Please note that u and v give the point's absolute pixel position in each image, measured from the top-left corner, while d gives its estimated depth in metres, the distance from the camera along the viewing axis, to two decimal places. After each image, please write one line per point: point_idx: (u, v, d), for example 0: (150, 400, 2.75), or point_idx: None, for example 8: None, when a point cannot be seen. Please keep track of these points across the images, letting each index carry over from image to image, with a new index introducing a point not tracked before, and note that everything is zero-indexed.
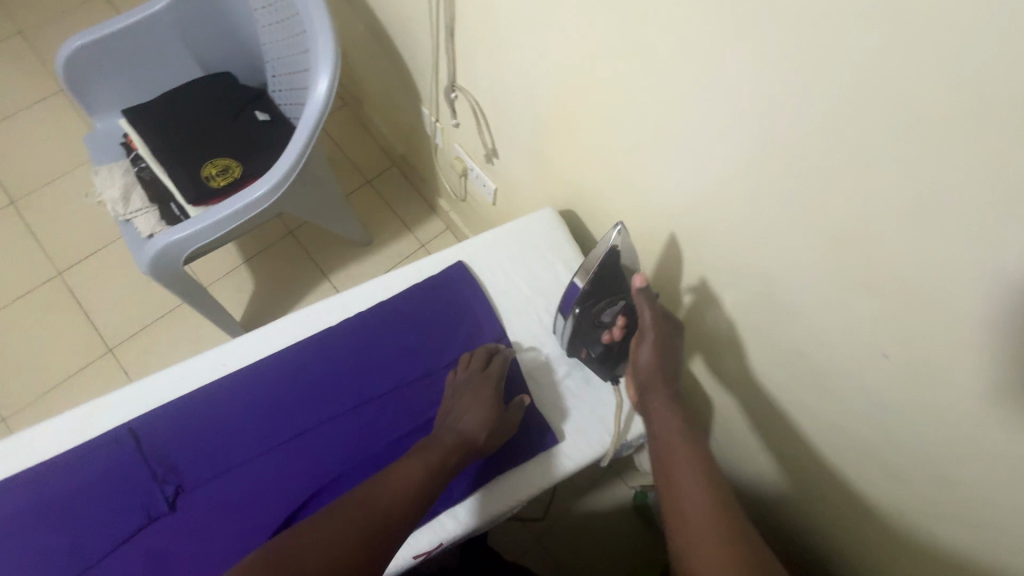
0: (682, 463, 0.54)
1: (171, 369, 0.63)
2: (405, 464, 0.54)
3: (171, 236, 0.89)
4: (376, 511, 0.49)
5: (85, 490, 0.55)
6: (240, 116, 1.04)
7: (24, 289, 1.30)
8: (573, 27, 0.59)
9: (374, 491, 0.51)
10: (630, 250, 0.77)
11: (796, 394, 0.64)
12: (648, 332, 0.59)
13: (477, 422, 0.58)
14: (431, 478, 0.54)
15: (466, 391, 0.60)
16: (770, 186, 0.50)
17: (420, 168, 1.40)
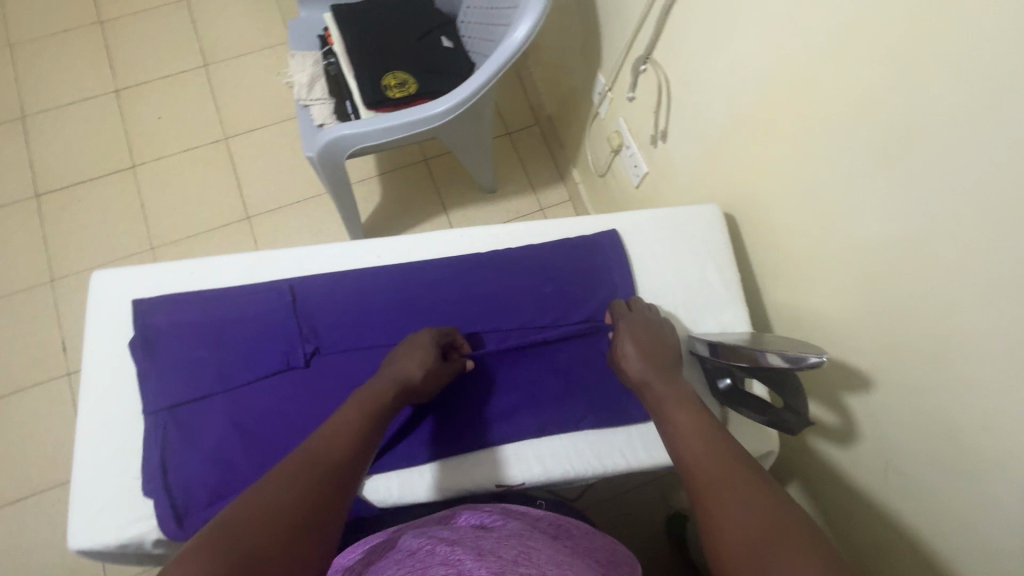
0: (681, 412, 0.55)
1: (333, 246, 0.69)
2: (333, 424, 0.50)
3: (344, 128, 0.96)
4: (313, 469, 0.45)
5: (242, 324, 0.62)
6: (428, 38, 1.09)
7: (194, 143, 1.46)
8: (822, 25, 0.55)
9: (304, 452, 0.46)
10: (779, 272, 0.73)
11: (922, 474, 0.59)
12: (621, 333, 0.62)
13: (419, 366, 0.57)
14: (368, 429, 0.51)
15: (406, 345, 0.59)
16: (1005, 246, 0.45)
17: (564, 134, 1.41)
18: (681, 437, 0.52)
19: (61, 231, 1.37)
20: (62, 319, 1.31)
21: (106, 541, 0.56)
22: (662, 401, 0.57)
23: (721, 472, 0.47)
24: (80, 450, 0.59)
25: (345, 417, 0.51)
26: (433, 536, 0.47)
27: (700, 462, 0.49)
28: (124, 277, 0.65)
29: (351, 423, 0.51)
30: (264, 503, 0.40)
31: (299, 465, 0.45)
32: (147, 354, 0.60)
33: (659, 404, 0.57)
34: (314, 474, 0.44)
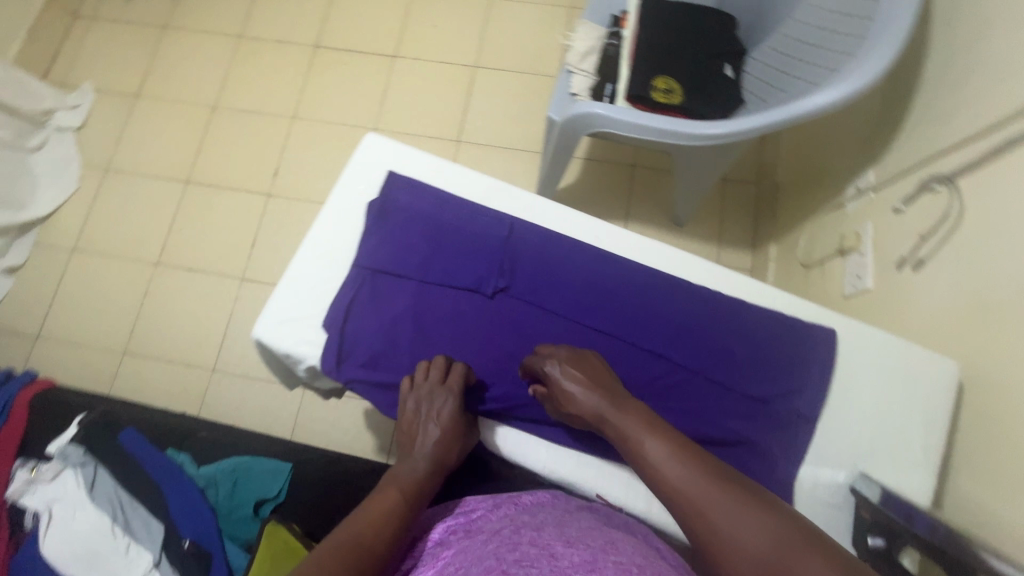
0: (639, 428, 0.54)
1: (564, 208, 0.72)
2: (368, 507, 0.53)
3: (601, 108, 0.98)
4: (347, 553, 0.47)
5: (461, 233, 0.67)
6: (715, 60, 1.07)
7: (449, 61, 1.61)
8: None
9: (339, 538, 0.49)
10: (991, 470, 0.63)
11: None
12: (557, 365, 0.58)
13: (443, 439, 0.59)
14: (400, 512, 0.53)
15: (432, 410, 0.59)
16: None
17: (783, 206, 1.32)
18: (651, 460, 0.52)
19: (320, 83, 1.61)
20: (288, 150, 1.55)
21: (281, 345, 0.65)
22: (627, 430, 0.54)
23: (706, 483, 0.48)
24: (295, 264, 0.68)
25: (378, 502, 0.53)
26: (517, 519, 0.52)
27: (678, 480, 0.49)
28: (389, 146, 0.73)
29: (383, 508, 0.53)
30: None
31: (331, 547, 0.48)
32: (379, 218, 0.68)
33: (624, 436, 0.54)
34: (346, 561, 0.47)
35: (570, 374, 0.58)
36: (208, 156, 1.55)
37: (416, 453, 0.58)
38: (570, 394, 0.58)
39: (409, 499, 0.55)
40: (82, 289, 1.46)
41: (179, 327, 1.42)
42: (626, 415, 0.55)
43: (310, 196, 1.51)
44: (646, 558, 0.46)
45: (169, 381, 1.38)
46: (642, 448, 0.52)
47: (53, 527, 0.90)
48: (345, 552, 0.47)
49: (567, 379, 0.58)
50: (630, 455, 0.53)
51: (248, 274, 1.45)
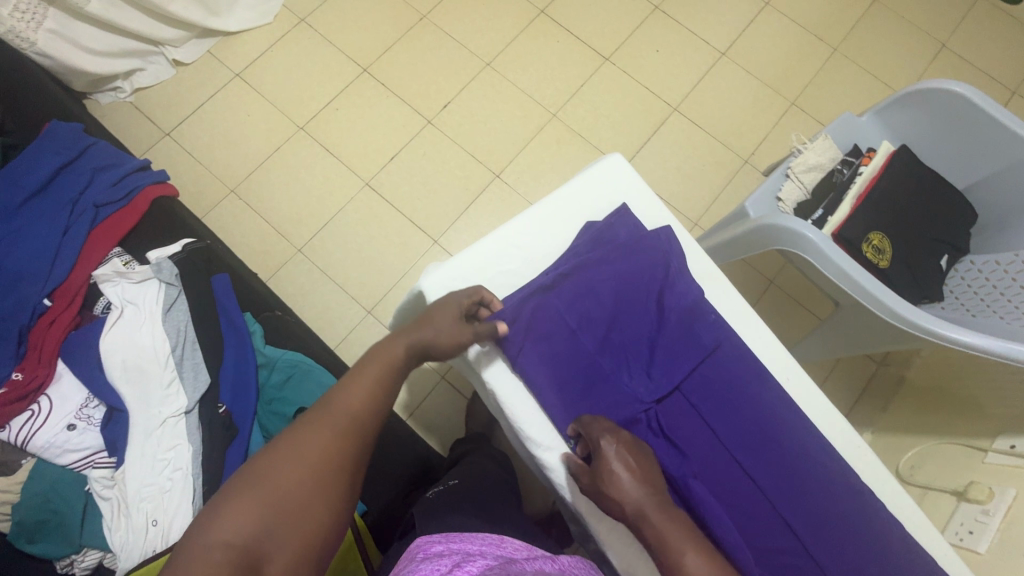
0: (680, 535, 0.51)
1: (759, 328, 0.69)
2: (354, 380, 0.56)
3: (814, 233, 0.91)
4: (320, 439, 0.52)
5: (664, 300, 0.64)
6: (938, 245, 1.00)
7: (654, 91, 1.57)
8: None
9: (330, 408, 0.54)
10: None
11: None
12: (610, 448, 0.55)
13: (442, 330, 0.58)
14: (388, 379, 0.57)
15: (447, 321, 0.58)
16: None
17: (900, 404, 1.25)
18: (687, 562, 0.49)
19: (526, 45, 1.58)
20: (468, 88, 1.53)
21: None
22: (664, 535, 0.51)
23: None
24: (491, 238, 0.66)
25: (364, 376, 0.56)
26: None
27: None
28: (630, 179, 0.70)
29: (370, 383, 0.56)
30: (305, 456, 0.50)
31: (323, 424, 0.52)
32: (598, 244, 0.65)
33: (662, 540, 0.51)
34: (341, 442, 0.52)
35: (625, 462, 0.54)
36: (393, 57, 1.54)
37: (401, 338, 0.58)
38: (618, 481, 0.53)
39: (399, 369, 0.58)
40: (225, 114, 1.47)
41: (289, 195, 1.42)
42: (667, 519, 0.52)
43: (463, 143, 1.49)
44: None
45: (256, 239, 1.38)
46: (681, 561, 0.49)
47: (119, 325, 0.90)
48: (339, 434, 0.52)
49: (619, 465, 0.54)
50: (665, 564, 0.50)
51: (373, 182, 1.45)
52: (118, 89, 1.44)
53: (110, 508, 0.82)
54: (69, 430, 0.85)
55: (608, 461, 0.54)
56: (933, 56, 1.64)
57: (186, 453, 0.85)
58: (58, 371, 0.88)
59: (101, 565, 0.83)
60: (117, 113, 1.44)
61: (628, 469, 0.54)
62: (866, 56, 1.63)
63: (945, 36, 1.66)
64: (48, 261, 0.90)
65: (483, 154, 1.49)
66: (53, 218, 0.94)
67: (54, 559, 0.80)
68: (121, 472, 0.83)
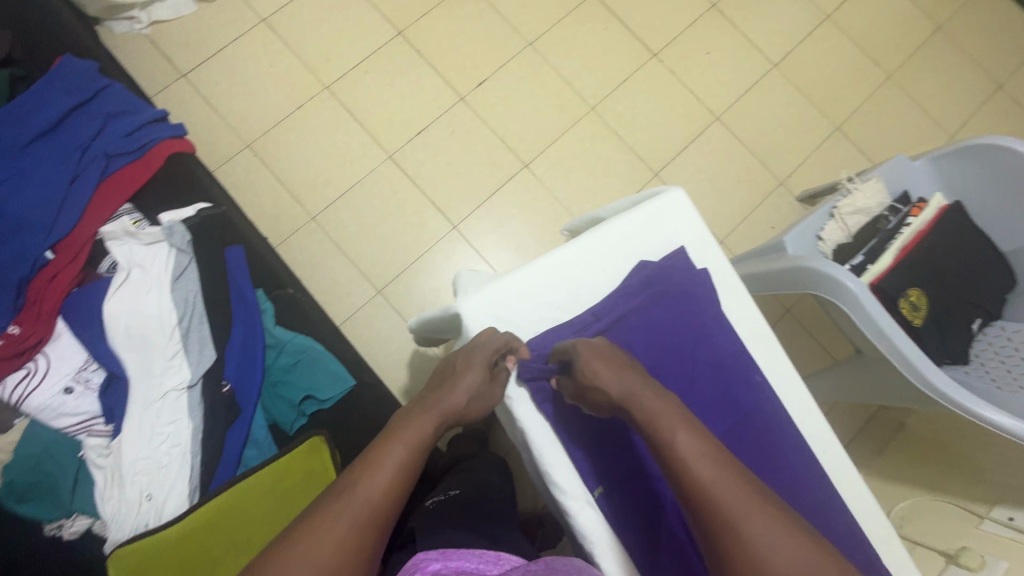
0: (669, 423, 0.51)
1: (798, 389, 0.67)
2: (373, 463, 0.51)
3: (854, 283, 0.89)
4: (337, 533, 0.45)
5: (709, 353, 0.61)
6: (973, 308, 0.97)
7: (699, 96, 1.50)
8: None
9: (348, 494, 0.48)
10: None
11: None
12: (592, 350, 0.56)
13: (464, 391, 0.57)
14: (412, 457, 0.53)
15: (470, 380, 0.57)
16: None
17: (897, 450, 1.27)
18: (680, 445, 0.50)
19: (572, 29, 1.49)
20: (506, 66, 1.45)
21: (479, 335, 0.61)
22: (654, 415, 0.52)
23: (743, 484, 0.48)
24: (538, 265, 0.63)
25: (387, 456, 0.52)
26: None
27: (711, 480, 0.48)
28: (690, 218, 0.67)
29: (390, 467, 0.51)
30: (321, 552, 0.44)
31: (340, 518, 0.46)
32: (649, 288, 0.62)
33: (648, 420, 0.52)
34: (358, 541, 0.46)
35: (606, 360, 0.56)
36: (431, 21, 1.45)
37: (428, 415, 0.56)
38: (598, 375, 0.55)
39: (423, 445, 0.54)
40: (246, 62, 1.38)
41: (306, 158, 1.35)
42: (652, 405, 0.53)
43: (494, 125, 1.43)
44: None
45: (268, 201, 1.32)
46: (671, 438, 0.50)
47: (124, 288, 0.85)
48: (358, 531, 0.46)
49: (598, 365, 0.55)
50: (655, 442, 0.51)
51: (397, 156, 1.38)
52: (134, 19, 1.34)
53: (103, 477, 0.79)
54: (65, 394, 0.82)
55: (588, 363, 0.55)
56: (987, 96, 1.58)
57: (186, 429, 0.82)
58: (56, 331, 0.85)
59: (90, 531, 0.80)
60: (131, 46, 1.35)
61: (609, 360, 0.56)
62: (920, 87, 1.57)
63: (1003, 77, 1.60)
64: (53, 211, 0.85)
65: (514, 139, 1.42)
66: (59, 164, 0.87)
67: (42, 522, 0.76)
68: (116, 442, 0.80)
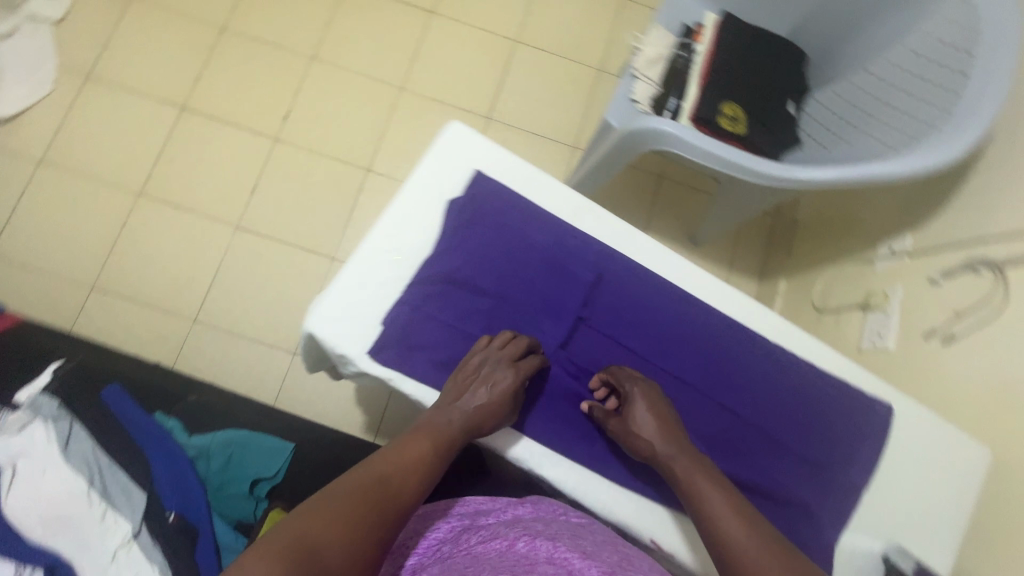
0: (701, 484, 0.55)
1: (644, 240, 0.70)
2: (400, 449, 0.54)
3: (671, 125, 0.94)
4: (361, 500, 0.48)
5: (545, 250, 0.64)
6: (781, 95, 1.06)
7: (492, 29, 1.51)
8: None
9: (375, 469, 0.52)
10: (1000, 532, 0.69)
11: None
12: (640, 395, 0.60)
13: (486, 395, 0.57)
14: (434, 454, 0.55)
15: (493, 374, 0.57)
16: None
17: (800, 244, 1.35)
18: (707, 507, 0.54)
19: (346, 25, 1.47)
20: (305, 89, 1.42)
21: (363, 347, 0.60)
22: (688, 471, 0.56)
23: (769, 546, 0.50)
24: (359, 254, 0.62)
25: (413, 444, 0.55)
26: (529, 530, 0.59)
27: (734, 537, 0.51)
28: (478, 143, 0.68)
29: (414, 456, 0.54)
30: (338, 513, 0.47)
31: (364, 488, 0.49)
32: (468, 223, 0.64)
33: (681, 476, 0.56)
34: (373, 514, 0.48)
35: (651, 412, 0.60)
36: (210, 83, 1.40)
37: (456, 413, 0.56)
38: (638, 417, 0.60)
39: (445, 444, 0.56)
40: (47, 209, 1.29)
41: (159, 269, 1.29)
42: (686, 465, 0.57)
43: (321, 148, 1.40)
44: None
45: (142, 326, 1.26)
46: (700, 498, 0.55)
47: (15, 484, 0.77)
48: (373, 508, 0.48)
49: (641, 411, 0.60)
50: (689, 496, 0.55)
51: (245, 222, 1.34)
52: None
53: None
54: None
55: (631, 407, 0.60)
56: None
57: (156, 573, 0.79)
58: None
59: None
60: None
61: (659, 401, 0.60)
62: None
63: None
64: None
65: (345, 152, 1.40)
66: None
67: None
68: None
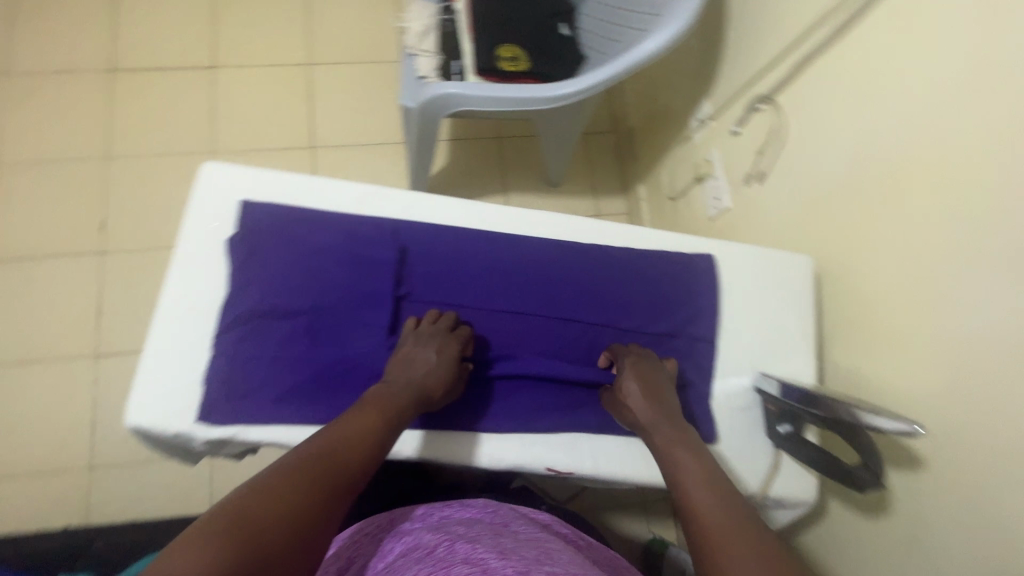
0: (682, 457, 0.55)
1: (440, 199, 0.69)
2: (349, 419, 0.52)
3: (454, 87, 0.96)
4: (315, 470, 0.46)
5: (340, 250, 0.63)
6: (550, 21, 1.09)
7: (281, 61, 1.47)
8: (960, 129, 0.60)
9: (323, 439, 0.49)
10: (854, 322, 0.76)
11: (938, 549, 0.63)
12: (633, 375, 0.62)
13: (428, 363, 0.58)
14: (385, 422, 0.53)
15: (432, 345, 0.59)
16: None
17: (642, 147, 1.41)
18: (683, 479, 0.53)
19: (129, 113, 1.38)
20: (112, 192, 1.33)
21: (191, 416, 0.57)
22: (670, 444, 0.57)
23: (735, 520, 0.48)
24: (154, 331, 0.59)
25: (361, 414, 0.53)
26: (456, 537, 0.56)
27: (702, 507, 0.50)
28: (235, 174, 0.65)
29: (366, 424, 0.52)
30: (287, 485, 0.44)
31: (314, 458, 0.47)
32: (252, 255, 0.61)
33: (665, 447, 0.57)
34: (325, 482, 0.45)
35: (641, 389, 0.61)
36: (6, 225, 1.28)
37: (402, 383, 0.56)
38: (629, 392, 0.62)
39: (394, 412, 0.54)
40: None
41: (27, 434, 1.18)
42: (671, 439, 0.58)
43: (153, 243, 1.31)
44: (574, 564, 0.51)
45: (34, 500, 1.15)
46: (675, 469, 0.55)
47: None
48: (325, 478, 0.46)
49: (630, 389, 0.62)
50: (665, 467, 0.56)
51: (103, 349, 1.24)
52: None
53: None
54: None
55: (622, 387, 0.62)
56: None
57: None
58: None
59: None
60: None
61: (652, 378, 0.62)
62: None
63: None
64: None
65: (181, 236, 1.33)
66: None
67: None
68: None
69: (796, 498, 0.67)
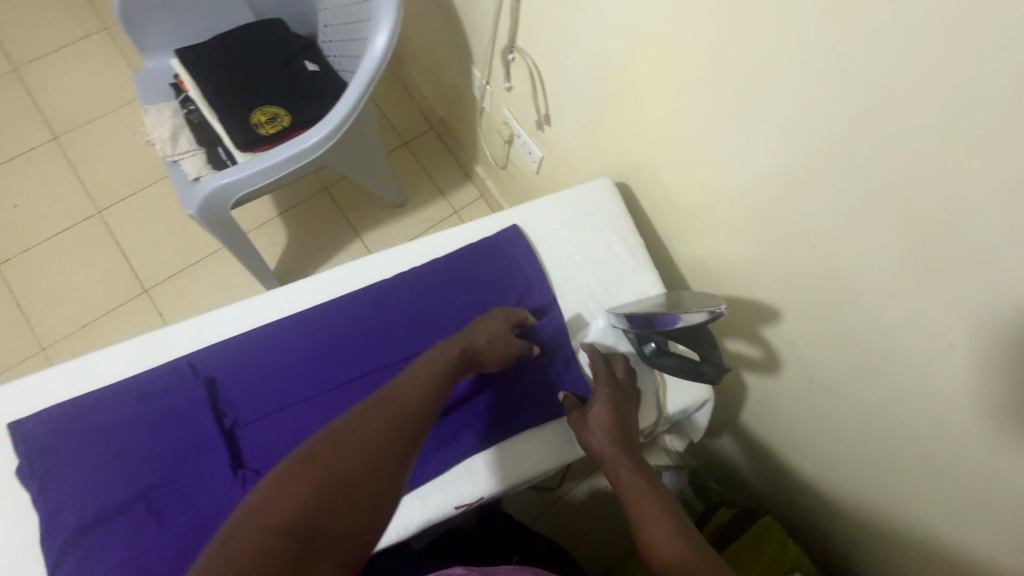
0: (637, 487, 0.58)
1: (235, 308, 0.67)
2: (410, 378, 0.55)
3: (223, 178, 0.88)
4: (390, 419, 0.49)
5: (147, 413, 0.59)
6: (292, 63, 1.04)
7: (66, 223, 1.34)
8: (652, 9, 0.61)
9: (392, 394, 0.52)
10: (679, 214, 0.78)
11: (829, 377, 0.67)
12: (600, 399, 0.64)
13: (485, 333, 0.63)
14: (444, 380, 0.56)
15: (488, 319, 0.65)
16: (841, 168, 0.52)
17: (458, 131, 1.39)
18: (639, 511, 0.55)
19: None
20: None
21: None
22: (627, 473, 0.59)
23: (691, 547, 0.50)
24: None
25: (424, 371, 0.56)
26: None
27: (657, 540, 0.52)
28: (7, 394, 0.60)
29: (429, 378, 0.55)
30: (369, 433, 0.46)
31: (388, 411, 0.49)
32: (56, 469, 0.56)
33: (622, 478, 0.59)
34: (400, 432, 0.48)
35: (606, 412, 0.64)
36: None
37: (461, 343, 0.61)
38: (592, 414, 0.64)
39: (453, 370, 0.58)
40: None
41: None
42: (628, 466, 0.60)
43: None
44: None
45: None
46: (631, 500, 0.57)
47: None
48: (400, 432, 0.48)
49: (597, 411, 0.64)
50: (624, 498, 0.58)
51: None
52: None
53: None
54: None
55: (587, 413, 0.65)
56: None
57: None
58: None
59: None
60: None
61: (614, 399, 0.64)
62: None
63: None
64: None
65: None
66: None
67: None
68: None
69: (694, 401, 0.71)
